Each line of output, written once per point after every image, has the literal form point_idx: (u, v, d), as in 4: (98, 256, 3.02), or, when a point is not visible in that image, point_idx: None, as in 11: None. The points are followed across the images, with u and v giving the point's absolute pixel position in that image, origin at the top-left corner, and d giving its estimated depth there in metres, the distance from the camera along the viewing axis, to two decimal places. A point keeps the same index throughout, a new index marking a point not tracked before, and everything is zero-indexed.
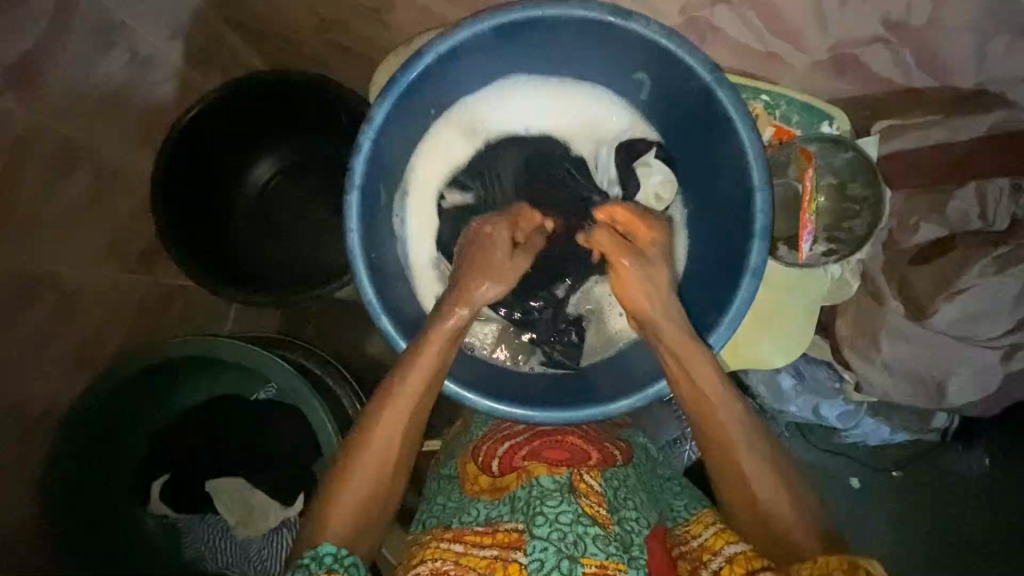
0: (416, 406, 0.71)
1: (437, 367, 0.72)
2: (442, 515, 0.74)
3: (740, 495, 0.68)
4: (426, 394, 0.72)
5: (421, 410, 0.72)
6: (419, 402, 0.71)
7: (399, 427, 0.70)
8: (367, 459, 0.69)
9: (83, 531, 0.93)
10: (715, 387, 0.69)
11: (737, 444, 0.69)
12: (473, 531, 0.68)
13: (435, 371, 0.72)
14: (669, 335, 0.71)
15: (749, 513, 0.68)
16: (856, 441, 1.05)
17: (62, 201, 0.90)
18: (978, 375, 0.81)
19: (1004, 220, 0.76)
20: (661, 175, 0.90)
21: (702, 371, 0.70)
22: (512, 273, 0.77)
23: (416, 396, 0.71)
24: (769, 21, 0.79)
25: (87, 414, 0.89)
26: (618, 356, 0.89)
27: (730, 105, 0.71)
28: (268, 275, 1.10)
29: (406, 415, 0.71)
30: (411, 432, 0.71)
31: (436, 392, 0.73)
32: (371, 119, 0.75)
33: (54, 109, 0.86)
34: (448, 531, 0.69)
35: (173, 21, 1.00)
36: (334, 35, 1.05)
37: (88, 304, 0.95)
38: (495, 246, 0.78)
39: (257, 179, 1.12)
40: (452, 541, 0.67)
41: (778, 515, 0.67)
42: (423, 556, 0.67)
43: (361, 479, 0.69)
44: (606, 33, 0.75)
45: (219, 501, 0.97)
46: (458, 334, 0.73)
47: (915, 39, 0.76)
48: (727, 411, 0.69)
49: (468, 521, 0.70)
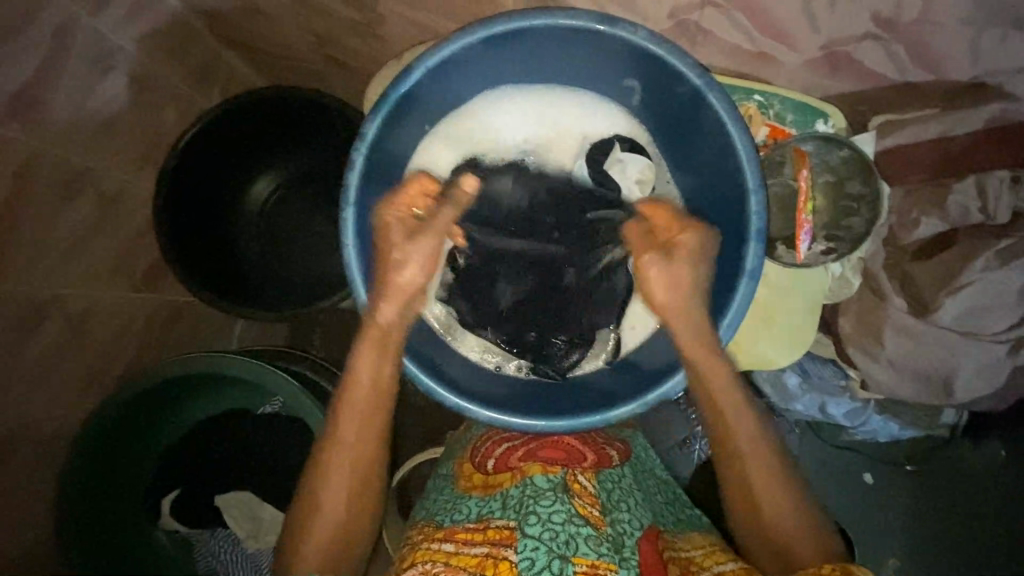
0: (374, 413, 0.73)
1: (386, 365, 0.73)
2: (437, 513, 0.74)
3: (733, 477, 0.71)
4: (381, 401, 0.73)
5: (370, 433, 0.73)
6: (374, 406, 0.73)
7: (352, 459, 0.72)
8: (333, 476, 0.71)
9: (96, 537, 0.95)
10: (729, 394, 0.71)
11: None
12: (465, 529, 0.68)
13: (380, 374, 0.73)
14: (690, 337, 0.71)
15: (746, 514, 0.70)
16: (865, 438, 1.03)
17: (64, 226, 0.91)
18: (985, 371, 0.80)
19: (1005, 214, 0.76)
20: (636, 166, 0.90)
21: (718, 378, 0.71)
22: (422, 259, 0.71)
23: (362, 415, 0.72)
24: (758, 23, 0.75)
25: (103, 426, 0.89)
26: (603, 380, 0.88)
27: (720, 107, 0.72)
28: (272, 288, 1.11)
29: (367, 423, 0.72)
30: (371, 453, 0.73)
31: (391, 396, 0.74)
32: (364, 134, 0.76)
33: (53, 135, 0.87)
34: (439, 530, 0.70)
35: (169, 42, 1.01)
36: (328, 49, 1.04)
37: (97, 323, 0.97)
38: (392, 233, 0.72)
39: (257, 195, 1.13)
40: (443, 541, 0.68)
41: (772, 505, 0.69)
42: (413, 559, 0.67)
43: (336, 494, 0.71)
44: (596, 42, 0.76)
45: (229, 517, 1.00)
46: (390, 335, 0.73)
47: (907, 34, 0.71)
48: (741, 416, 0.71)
49: (460, 519, 0.70)
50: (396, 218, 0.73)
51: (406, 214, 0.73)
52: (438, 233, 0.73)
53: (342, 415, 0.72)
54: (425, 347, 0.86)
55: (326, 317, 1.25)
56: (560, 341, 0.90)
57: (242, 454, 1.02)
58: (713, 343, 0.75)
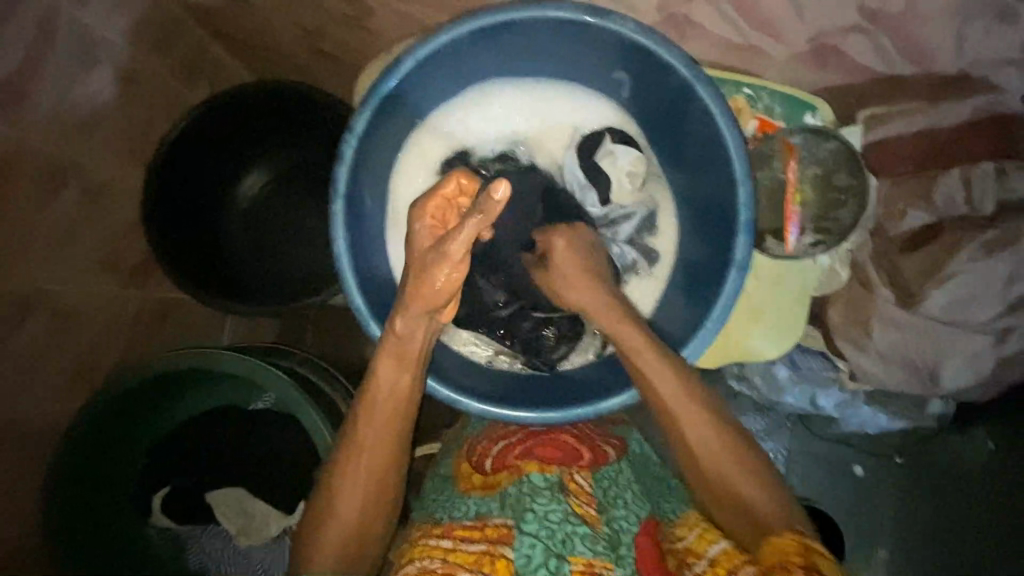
0: (391, 420, 0.73)
1: (404, 376, 0.74)
2: (435, 510, 0.74)
3: (687, 457, 0.69)
4: (398, 406, 0.73)
5: (390, 440, 0.72)
6: (392, 411, 0.73)
7: (371, 466, 0.71)
8: (348, 483, 0.70)
9: (90, 531, 0.94)
10: (669, 386, 0.70)
11: (720, 448, 0.67)
12: (462, 526, 0.68)
13: (401, 382, 0.73)
14: (623, 333, 0.73)
15: (715, 500, 0.67)
16: (854, 429, 1.04)
17: (50, 220, 0.90)
18: (971, 360, 0.81)
19: (990, 204, 0.76)
20: (628, 155, 0.89)
21: (655, 370, 0.71)
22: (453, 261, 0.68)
23: (381, 421, 0.72)
24: (746, 15, 0.76)
25: (93, 422, 0.89)
26: (592, 371, 0.88)
27: (707, 98, 0.72)
28: (263, 284, 1.11)
29: (386, 426, 0.72)
30: (388, 459, 0.72)
31: (411, 406, 0.74)
32: (352, 127, 0.75)
33: (39, 128, 0.86)
34: (437, 527, 0.69)
35: (155, 35, 1.00)
36: (317, 43, 1.04)
37: (84, 318, 0.96)
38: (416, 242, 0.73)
39: (246, 191, 1.12)
40: (441, 537, 0.67)
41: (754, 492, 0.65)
42: (410, 555, 0.67)
43: (350, 499, 0.70)
44: (584, 33, 0.76)
45: (220, 514, 0.99)
46: (409, 352, 0.73)
47: (892, 26, 0.72)
48: (686, 413, 0.69)
49: (458, 517, 0.70)
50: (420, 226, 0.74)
51: (438, 224, 0.75)
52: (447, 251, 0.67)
53: (360, 422, 0.72)
54: None
55: (318, 314, 1.24)
56: (550, 333, 0.91)
57: (241, 447, 1.02)
58: (701, 335, 0.76)
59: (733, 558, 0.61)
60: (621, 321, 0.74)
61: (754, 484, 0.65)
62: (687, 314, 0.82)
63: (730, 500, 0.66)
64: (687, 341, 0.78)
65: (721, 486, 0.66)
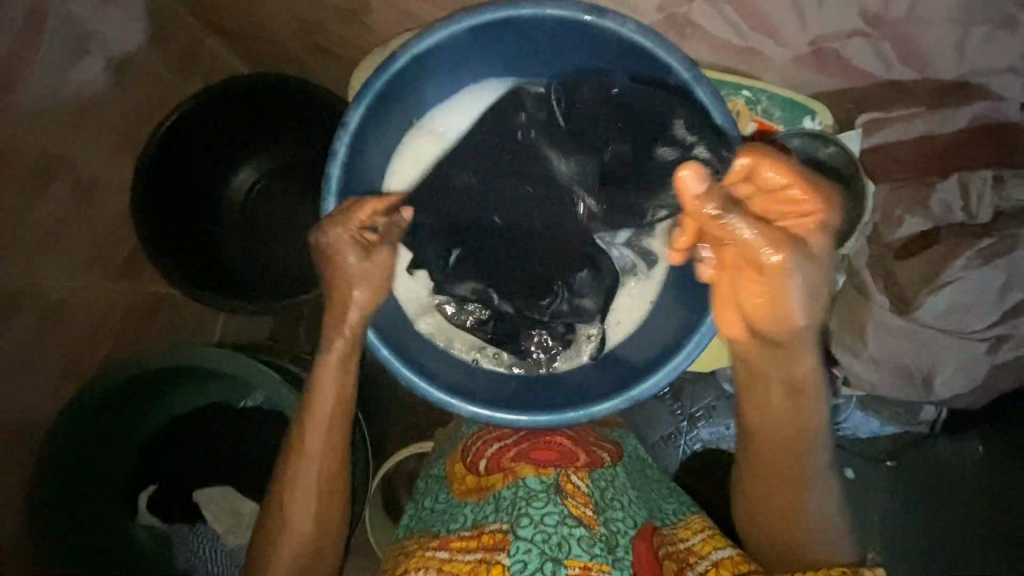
0: (339, 422, 0.73)
1: (347, 379, 0.74)
2: (433, 522, 0.73)
3: (771, 482, 0.74)
4: (342, 406, 0.73)
5: (336, 445, 0.73)
6: (339, 416, 0.73)
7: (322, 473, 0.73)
8: (298, 491, 0.72)
9: (74, 520, 0.94)
10: (819, 432, 0.72)
11: (791, 477, 0.73)
12: (460, 537, 0.68)
13: (345, 386, 0.73)
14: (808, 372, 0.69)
15: (771, 546, 0.74)
16: (846, 433, 1.05)
17: (37, 215, 0.88)
18: (966, 368, 0.81)
19: (987, 213, 0.77)
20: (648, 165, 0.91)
21: (811, 415, 0.71)
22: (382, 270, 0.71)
23: (328, 426, 0.73)
24: (746, 18, 0.75)
25: (84, 415, 0.88)
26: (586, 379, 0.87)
27: (705, 99, 0.75)
28: (257, 283, 1.09)
29: (332, 433, 0.73)
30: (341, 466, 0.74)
31: (353, 409, 0.75)
32: (348, 122, 0.76)
33: (28, 120, 0.85)
34: (435, 539, 0.69)
35: (147, 25, 0.99)
36: (313, 36, 1.02)
37: (71, 314, 0.94)
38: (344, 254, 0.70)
39: (240, 185, 1.11)
40: (437, 548, 0.67)
41: (801, 519, 0.72)
42: (408, 566, 0.67)
43: (302, 502, 0.71)
44: (584, 35, 0.77)
45: (208, 512, 0.96)
46: (349, 357, 0.73)
47: (893, 32, 0.70)
48: (815, 454, 0.72)
49: (457, 527, 0.69)
50: (347, 237, 0.70)
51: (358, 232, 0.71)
52: (392, 245, 0.72)
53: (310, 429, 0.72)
54: (405, 339, 0.85)
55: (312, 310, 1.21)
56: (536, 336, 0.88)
57: (239, 446, 1.01)
58: (694, 342, 0.77)
59: (740, 565, 0.65)
60: (808, 362, 0.69)
61: (796, 503, 0.72)
62: (684, 317, 0.82)
63: (786, 535, 0.73)
64: (683, 345, 0.78)
65: (789, 516, 0.73)
